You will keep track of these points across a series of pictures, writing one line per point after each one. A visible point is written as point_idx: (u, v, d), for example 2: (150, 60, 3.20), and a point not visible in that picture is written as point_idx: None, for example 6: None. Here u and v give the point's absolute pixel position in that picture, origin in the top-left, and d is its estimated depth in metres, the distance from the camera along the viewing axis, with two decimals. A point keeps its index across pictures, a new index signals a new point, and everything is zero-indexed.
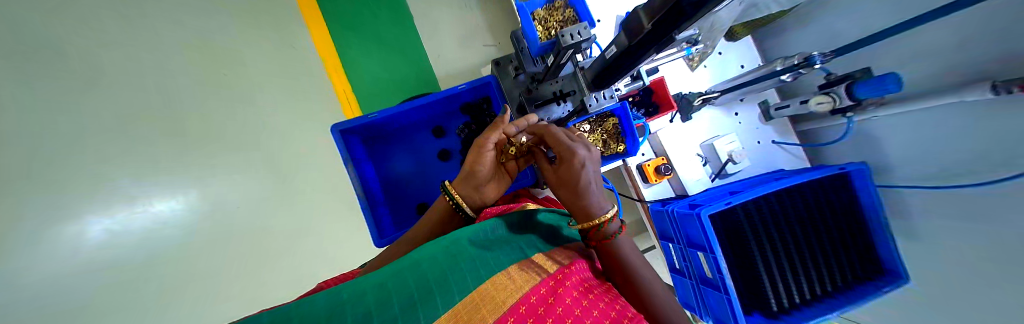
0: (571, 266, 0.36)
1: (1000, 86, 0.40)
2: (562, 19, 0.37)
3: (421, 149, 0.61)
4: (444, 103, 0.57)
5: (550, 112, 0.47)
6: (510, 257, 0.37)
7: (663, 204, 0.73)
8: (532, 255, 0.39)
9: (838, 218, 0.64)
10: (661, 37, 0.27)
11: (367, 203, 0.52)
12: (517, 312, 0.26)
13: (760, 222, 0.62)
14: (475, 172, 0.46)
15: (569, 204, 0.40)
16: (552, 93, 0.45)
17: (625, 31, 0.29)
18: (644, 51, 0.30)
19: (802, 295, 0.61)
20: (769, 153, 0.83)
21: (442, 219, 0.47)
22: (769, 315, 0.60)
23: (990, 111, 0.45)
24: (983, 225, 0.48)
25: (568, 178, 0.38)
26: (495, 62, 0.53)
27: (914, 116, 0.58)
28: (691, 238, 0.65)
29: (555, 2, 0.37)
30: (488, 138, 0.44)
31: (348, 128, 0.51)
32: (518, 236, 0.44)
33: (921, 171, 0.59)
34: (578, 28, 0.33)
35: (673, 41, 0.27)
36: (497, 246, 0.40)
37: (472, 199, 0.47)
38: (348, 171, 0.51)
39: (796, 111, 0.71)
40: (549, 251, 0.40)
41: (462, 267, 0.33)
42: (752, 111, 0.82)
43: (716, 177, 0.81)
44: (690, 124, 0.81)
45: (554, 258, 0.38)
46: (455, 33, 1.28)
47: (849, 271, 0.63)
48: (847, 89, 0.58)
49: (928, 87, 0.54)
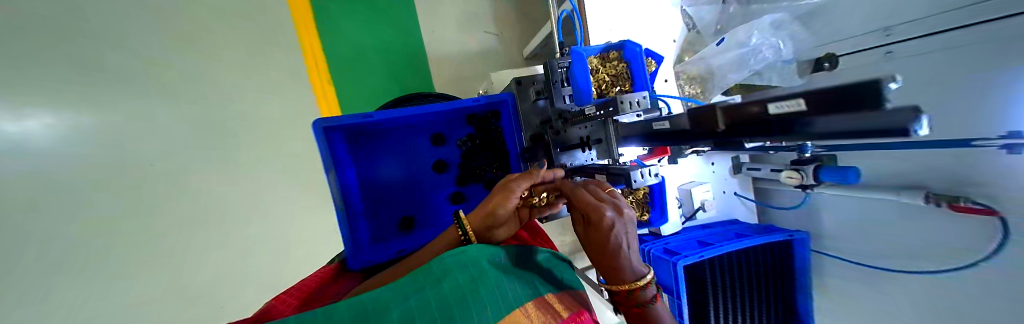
0: (583, 316, 0.33)
1: (933, 199, 0.52)
2: (614, 73, 0.40)
3: (413, 154, 0.54)
4: (450, 112, 0.51)
5: (573, 155, 0.45)
6: (525, 291, 0.34)
7: (640, 241, 0.76)
8: (544, 292, 0.35)
9: (777, 276, 0.74)
10: (727, 138, 0.26)
11: (345, 213, 0.45)
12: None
13: (720, 274, 0.68)
14: (495, 214, 0.43)
15: (601, 265, 0.37)
16: (579, 138, 0.43)
17: (692, 116, 0.28)
18: (697, 140, 0.29)
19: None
20: (729, 203, 0.92)
21: (439, 244, 0.43)
22: None
23: (915, 212, 0.57)
24: (892, 294, 0.63)
25: (597, 240, 0.35)
26: (517, 80, 0.48)
27: (852, 202, 0.69)
28: (660, 279, 0.70)
29: (609, 54, 0.40)
30: (517, 184, 0.40)
31: (335, 125, 0.43)
32: (524, 271, 0.41)
33: (846, 245, 0.71)
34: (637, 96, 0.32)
35: (737, 144, 0.27)
36: (511, 275, 0.37)
37: (484, 236, 0.44)
38: (327, 175, 0.43)
39: (765, 175, 0.79)
40: (561, 292, 0.37)
41: (481, 296, 0.30)
42: (726, 164, 0.89)
43: (687, 220, 0.87)
44: (674, 166, 0.86)
45: (568, 299, 0.36)
46: (458, 11, 1.15)
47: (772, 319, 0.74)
48: (813, 170, 0.66)
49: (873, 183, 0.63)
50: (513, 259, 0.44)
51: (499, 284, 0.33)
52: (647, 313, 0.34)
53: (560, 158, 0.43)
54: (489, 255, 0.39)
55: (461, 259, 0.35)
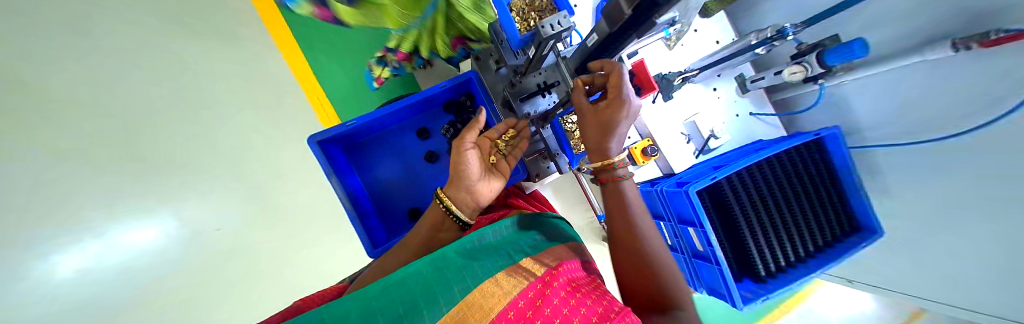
0: (559, 267, 0.32)
1: (960, 43, 0.40)
2: (540, 9, 0.42)
3: (405, 151, 0.61)
4: (423, 104, 0.57)
5: (535, 104, 0.51)
6: (496, 263, 0.33)
7: (653, 184, 0.74)
8: (520, 259, 0.34)
9: (812, 181, 0.64)
10: (641, 21, 0.26)
11: (356, 212, 0.51)
12: (506, 319, 0.24)
13: (745, 194, 0.62)
14: (462, 172, 0.45)
15: (590, 146, 0.41)
16: (536, 85, 0.48)
17: (605, 17, 0.28)
18: (624, 38, 0.30)
19: (794, 253, 0.61)
20: (747, 126, 0.85)
21: (434, 229, 0.46)
22: (758, 280, 0.61)
23: (946, 66, 0.46)
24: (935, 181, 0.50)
25: (594, 124, 0.38)
26: (474, 57, 0.53)
27: (875, 80, 0.60)
28: (682, 215, 0.66)
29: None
30: (465, 137, 0.45)
31: (327, 137, 0.50)
32: (506, 240, 0.40)
33: (890, 131, 0.58)
34: (557, 18, 0.32)
35: (654, 26, 0.27)
36: (482, 253, 0.35)
37: (463, 202, 0.47)
38: (331, 183, 0.50)
39: (771, 82, 0.71)
40: (538, 255, 0.36)
41: (450, 277, 0.29)
42: (730, 84, 0.82)
43: (700, 153, 0.83)
44: (673, 103, 0.83)
45: (542, 260, 0.35)
46: None
47: (827, 231, 0.61)
48: (818, 58, 0.60)
49: (903, 47, 0.54)
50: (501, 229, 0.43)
51: (467, 264, 0.32)
52: (617, 196, 0.42)
53: (521, 108, 0.49)
54: (457, 241, 0.38)
55: (421, 256, 0.34)
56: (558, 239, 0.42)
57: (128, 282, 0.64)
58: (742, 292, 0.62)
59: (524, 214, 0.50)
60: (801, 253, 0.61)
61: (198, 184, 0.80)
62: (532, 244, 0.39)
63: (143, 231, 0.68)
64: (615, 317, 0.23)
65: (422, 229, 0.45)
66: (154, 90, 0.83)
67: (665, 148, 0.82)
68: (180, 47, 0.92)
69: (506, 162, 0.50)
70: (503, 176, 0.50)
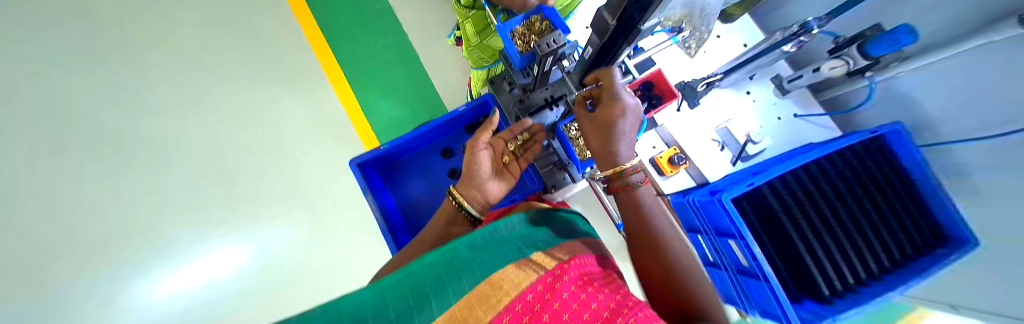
0: (570, 261, 0.30)
1: None
2: (539, 31, 0.50)
3: (432, 171, 0.68)
4: (448, 124, 0.64)
5: (544, 117, 0.56)
6: (505, 257, 0.32)
7: (686, 193, 0.68)
8: (531, 253, 0.33)
9: (881, 184, 0.54)
10: (628, 29, 0.31)
11: (386, 225, 0.57)
12: (510, 312, 0.22)
13: (789, 198, 0.55)
14: (474, 169, 0.49)
15: (598, 154, 0.44)
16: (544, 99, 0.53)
17: (596, 32, 0.35)
18: (616, 44, 0.36)
19: (868, 266, 0.50)
20: (796, 130, 0.74)
21: (447, 223, 0.49)
22: (819, 300, 0.51)
23: None
24: None
25: (607, 123, 0.42)
26: (490, 81, 0.60)
27: (944, 65, 0.51)
28: (718, 226, 0.60)
29: (532, 18, 0.51)
30: (479, 138, 0.51)
31: (364, 160, 0.58)
32: (520, 234, 0.40)
33: (970, 120, 0.49)
34: (553, 37, 0.42)
35: (640, 35, 0.32)
36: (492, 247, 0.35)
37: (476, 198, 0.49)
38: (367, 198, 0.57)
39: (811, 80, 0.65)
40: (549, 250, 0.35)
41: (462, 269, 0.29)
42: (766, 87, 0.76)
43: (738, 160, 0.75)
44: (699, 110, 0.80)
45: (554, 254, 0.33)
46: (458, 61, 1.44)
47: (909, 239, 0.51)
48: (858, 50, 0.55)
49: (966, 26, 0.47)
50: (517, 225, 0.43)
51: (476, 258, 0.31)
52: (633, 201, 0.41)
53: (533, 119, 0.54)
54: (469, 239, 0.37)
55: (434, 257, 0.33)
56: (570, 236, 0.41)
57: (209, 300, 0.80)
58: (803, 315, 0.53)
59: (546, 211, 0.50)
60: (876, 267, 0.50)
61: (267, 207, 0.96)
62: (545, 240, 0.38)
63: (229, 251, 0.85)
64: (625, 313, 0.22)
65: (436, 223, 0.49)
66: (244, 135, 1.04)
67: (693, 156, 0.78)
68: (264, 100, 1.16)
69: (517, 164, 0.55)
70: (513, 177, 0.54)
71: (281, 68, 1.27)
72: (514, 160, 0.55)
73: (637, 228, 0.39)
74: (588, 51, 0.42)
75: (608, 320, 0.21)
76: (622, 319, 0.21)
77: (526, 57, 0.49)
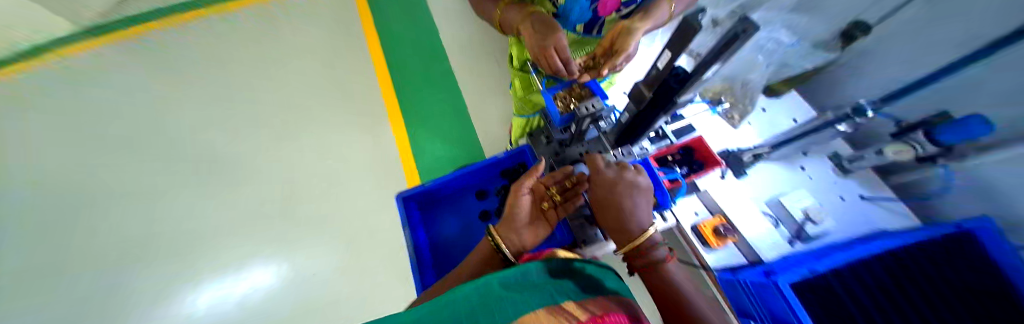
0: (603, 317, 0.29)
1: None
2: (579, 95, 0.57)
3: (465, 210, 0.71)
4: (486, 169, 0.70)
5: (579, 170, 0.58)
6: (537, 301, 0.31)
7: (735, 271, 0.61)
8: (563, 301, 0.32)
9: (982, 295, 0.40)
10: (665, 100, 0.35)
11: (416, 258, 0.60)
12: None
13: (859, 297, 0.44)
14: (513, 215, 0.52)
15: (615, 232, 0.46)
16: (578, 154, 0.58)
17: (633, 101, 0.41)
18: (654, 114, 0.40)
19: None
20: (858, 211, 0.65)
21: (483, 264, 0.50)
22: None
23: None
24: None
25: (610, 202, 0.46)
26: (530, 134, 0.66)
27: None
28: (778, 313, 0.52)
29: (573, 85, 0.58)
30: (522, 183, 0.53)
31: (409, 195, 0.65)
32: (553, 281, 0.39)
33: None
34: (593, 103, 0.48)
35: (678, 104, 0.35)
36: (524, 290, 0.34)
37: (513, 241, 0.50)
38: (404, 231, 0.62)
39: (872, 163, 0.61)
40: (581, 301, 0.33)
41: (494, 308, 0.28)
42: (822, 164, 0.71)
43: (796, 240, 0.64)
44: (744, 179, 0.75)
45: (586, 307, 0.32)
46: (500, 113, 1.60)
47: None
48: (926, 136, 0.52)
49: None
50: (552, 270, 0.42)
51: (508, 298, 0.31)
52: (661, 277, 0.41)
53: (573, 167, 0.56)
54: (504, 278, 0.37)
55: (470, 290, 0.34)
56: (602, 293, 0.38)
57: None
58: None
59: (575, 262, 0.47)
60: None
61: None
62: (576, 291, 0.37)
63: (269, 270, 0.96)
64: None
65: (470, 263, 0.50)
66: None
67: (739, 225, 0.69)
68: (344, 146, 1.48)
69: (555, 212, 0.54)
70: (548, 224, 0.54)
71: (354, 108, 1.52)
72: (552, 207, 0.55)
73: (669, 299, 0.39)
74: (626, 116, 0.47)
75: None
76: None
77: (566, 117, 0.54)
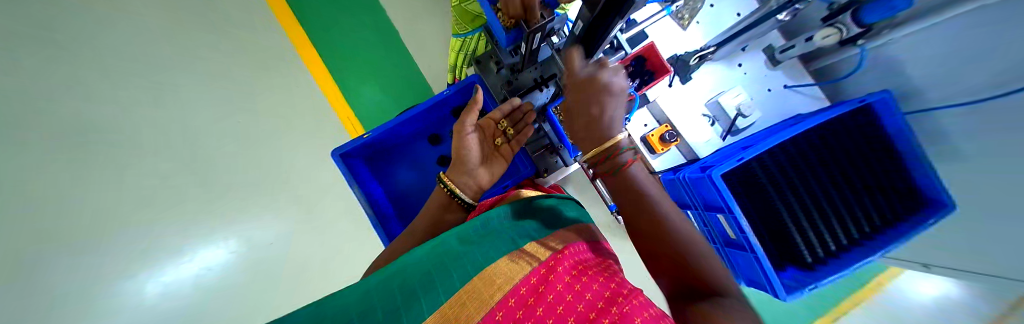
0: (563, 251, 0.30)
1: None
2: None
3: (420, 158, 0.67)
4: (434, 109, 0.61)
5: (535, 98, 0.54)
6: (498, 250, 0.31)
7: (676, 172, 0.69)
8: (525, 245, 0.33)
9: (856, 155, 0.56)
10: (620, 2, 0.29)
11: (376, 217, 0.57)
12: (504, 307, 0.22)
13: (780, 173, 0.56)
14: (464, 156, 0.49)
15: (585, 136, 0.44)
16: (532, 80, 0.52)
17: (586, 6, 0.33)
18: (609, 21, 0.34)
19: (827, 246, 0.52)
20: (780, 101, 0.76)
21: (441, 216, 0.48)
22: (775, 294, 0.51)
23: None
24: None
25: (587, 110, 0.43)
26: (475, 62, 0.57)
27: (943, 31, 0.49)
28: (707, 202, 0.61)
29: None
30: (465, 120, 0.48)
31: (347, 151, 0.56)
32: (516, 224, 0.39)
33: (960, 90, 0.48)
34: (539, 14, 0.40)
35: (634, 5, 0.29)
36: (484, 240, 0.34)
37: (468, 183, 0.49)
38: (353, 191, 0.56)
39: (802, 51, 0.65)
40: (543, 239, 0.34)
41: (451, 266, 0.28)
42: (756, 60, 0.75)
43: (727, 135, 0.76)
44: (690, 84, 0.78)
45: (548, 244, 0.33)
46: (441, 40, 1.38)
47: (867, 209, 0.53)
48: (852, 15, 0.55)
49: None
50: (514, 213, 0.43)
51: (467, 253, 0.31)
52: (625, 180, 0.40)
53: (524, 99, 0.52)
54: (463, 233, 0.36)
55: (428, 252, 0.33)
56: (564, 223, 0.40)
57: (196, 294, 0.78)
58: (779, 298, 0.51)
59: (535, 199, 0.49)
60: (857, 234, 0.52)
61: (248, 205, 0.91)
62: (538, 229, 0.37)
63: (212, 252, 0.82)
64: (620, 301, 0.21)
65: (426, 215, 0.47)
66: (217, 126, 0.97)
67: (683, 130, 0.77)
68: (237, 86, 1.06)
69: (508, 146, 0.54)
70: (503, 159, 0.54)
71: (245, 48, 1.16)
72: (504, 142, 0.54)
73: (634, 209, 0.38)
74: (580, 26, 0.40)
75: (603, 309, 0.21)
76: (616, 307, 0.20)
77: (511, 36, 0.46)
